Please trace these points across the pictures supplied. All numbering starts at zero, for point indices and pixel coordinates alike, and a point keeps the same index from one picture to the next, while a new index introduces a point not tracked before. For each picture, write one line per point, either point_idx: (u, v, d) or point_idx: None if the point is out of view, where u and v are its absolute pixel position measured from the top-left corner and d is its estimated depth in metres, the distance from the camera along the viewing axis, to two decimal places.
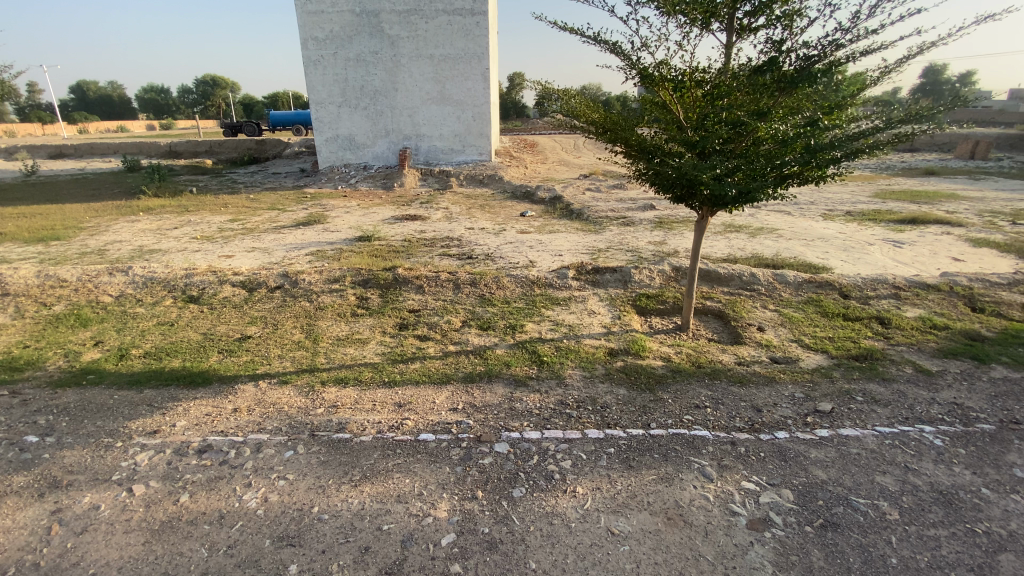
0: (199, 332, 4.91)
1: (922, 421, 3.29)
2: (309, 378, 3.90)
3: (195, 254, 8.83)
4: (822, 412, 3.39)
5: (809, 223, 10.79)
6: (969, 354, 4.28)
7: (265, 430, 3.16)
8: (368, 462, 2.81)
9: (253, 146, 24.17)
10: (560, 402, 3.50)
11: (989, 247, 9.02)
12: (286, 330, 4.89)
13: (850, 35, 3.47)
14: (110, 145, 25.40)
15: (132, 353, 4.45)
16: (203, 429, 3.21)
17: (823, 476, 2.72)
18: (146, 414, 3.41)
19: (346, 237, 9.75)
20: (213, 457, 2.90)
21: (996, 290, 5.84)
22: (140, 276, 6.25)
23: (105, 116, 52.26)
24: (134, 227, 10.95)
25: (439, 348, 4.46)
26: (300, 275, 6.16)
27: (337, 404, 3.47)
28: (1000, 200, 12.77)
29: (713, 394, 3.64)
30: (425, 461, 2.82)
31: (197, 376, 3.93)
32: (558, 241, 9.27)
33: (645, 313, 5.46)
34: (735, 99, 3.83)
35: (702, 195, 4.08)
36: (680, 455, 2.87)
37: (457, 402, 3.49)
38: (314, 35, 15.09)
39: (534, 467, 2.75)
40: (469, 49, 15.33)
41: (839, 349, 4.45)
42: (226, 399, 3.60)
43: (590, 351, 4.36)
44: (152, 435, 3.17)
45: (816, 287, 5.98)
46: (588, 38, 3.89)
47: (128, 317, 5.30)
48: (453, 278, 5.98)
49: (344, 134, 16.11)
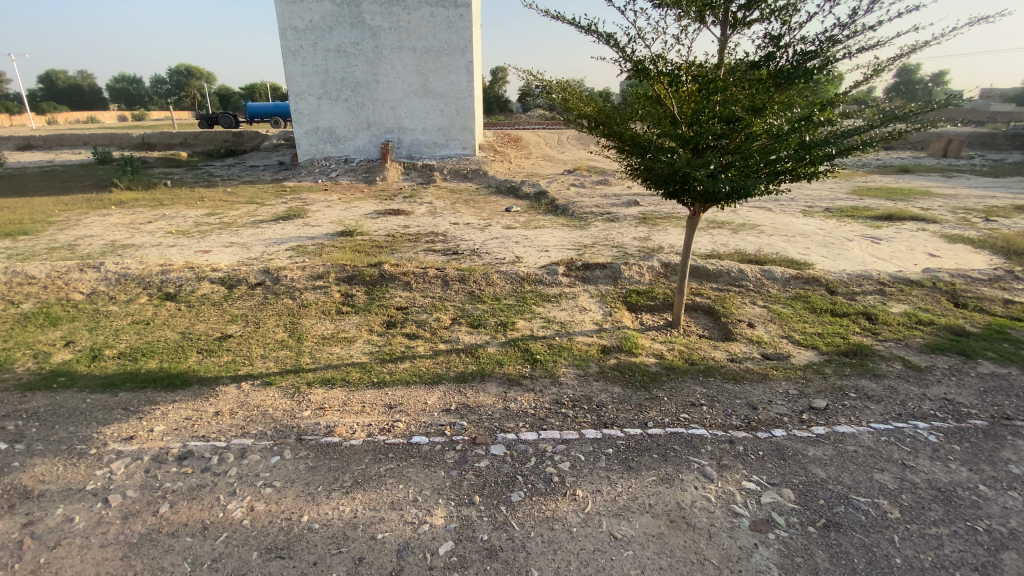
0: (177, 331, 4.71)
1: (916, 417, 3.32)
2: (294, 379, 3.76)
3: (171, 249, 8.54)
4: (817, 408, 3.38)
5: (789, 219, 10.94)
6: (956, 350, 4.35)
7: (250, 435, 3.03)
8: (359, 467, 2.70)
9: (230, 139, 23.54)
10: (555, 401, 3.43)
11: (964, 243, 9.24)
12: (268, 328, 4.72)
13: (848, 31, 3.45)
14: (79, 136, 24.48)
15: (106, 353, 4.25)
16: (183, 435, 3.06)
17: (822, 474, 2.71)
18: (122, 419, 3.24)
19: (327, 232, 9.54)
20: (194, 464, 2.76)
21: (977, 286, 5.96)
22: (113, 272, 5.98)
23: (74, 107, 50.42)
24: (106, 221, 10.53)
25: (428, 347, 4.35)
26: (282, 271, 5.97)
27: (324, 406, 3.35)
28: (972, 197, 13.12)
29: (708, 391, 3.61)
30: (419, 465, 2.72)
31: (176, 378, 3.76)
32: (544, 237, 9.19)
33: (636, 309, 5.42)
34: (729, 94, 3.80)
35: (695, 191, 4.02)
36: (679, 455, 2.82)
37: (450, 402, 3.40)
38: (293, 25, 14.71)
39: (531, 470, 2.68)
40: (452, 41, 15.11)
41: (829, 345, 4.47)
42: (207, 402, 3.44)
43: (583, 349, 4.30)
44: (129, 441, 3.01)
45: (803, 283, 6.01)
46: (582, 29, 3.82)
47: (100, 316, 5.07)
48: (442, 274, 5.86)
49: (325, 126, 15.77)
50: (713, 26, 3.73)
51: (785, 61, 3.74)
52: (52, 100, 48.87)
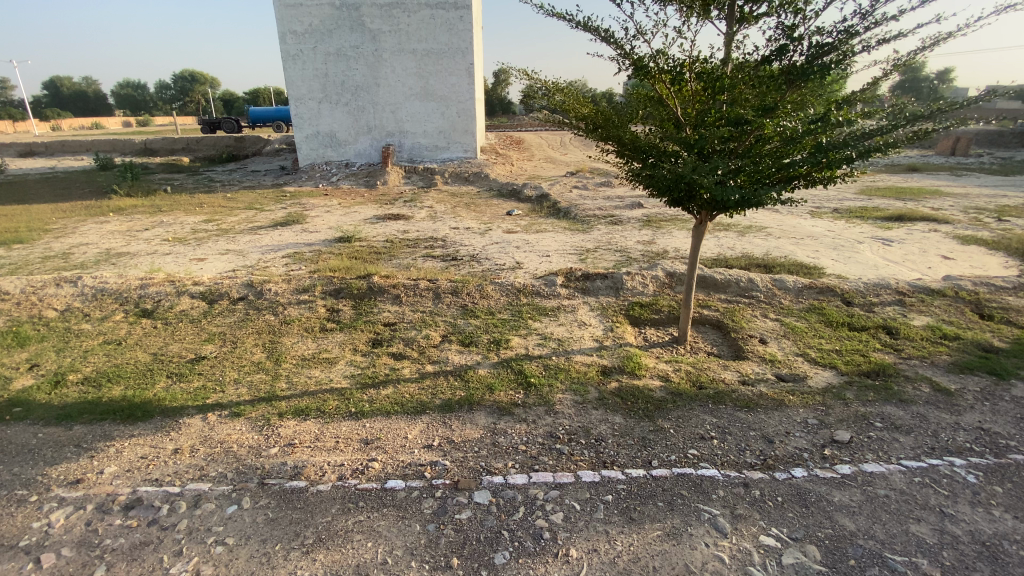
0: (148, 353, 4.42)
1: (950, 452, 2.97)
2: (265, 410, 3.44)
3: (164, 257, 8.29)
4: (840, 442, 3.05)
5: (796, 221, 10.58)
6: (986, 369, 3.98)
7: (208, 478, 2.73)
8: (324, 520, 2.39)
9: (232, 143, 23.38)
10: (549, 435, 3.10)
11: (978, 244, 8.85)
12: (245, 348, 4.42)
13: (868, 22, 3.11)
14: (82, 142, 24.40)
15: (69, 379, 3.95)
16: (135, 478, 2.77)
17: (851, 526, 2.38)
18: (71, 458, 2.96)
19: (324, 238, 9.27)
20: (141, 515, 2.47)
21: (1003, 295, 5.56)
22: (91, 287, 5.70)
23: (80, 113, 50.54)
24: (102, 228, 10.30)
25: (414, 369, 4.03)
26: (266, 284, 5.67)
27: (294, 442, 3.03)
28: (983, 196, 12.70)
29: (719, 422, 3.27)
30: (392, 517, 2.40)
31: (137, 409, 3.46)
32: (545, 241, 8.88)
33: (639, 323, 5.09)
34: (737, 93, 3.48)
35: (702, 199, 3.70)
36: (687, 503, 2.49)
37: (432, 437, 3.07)
38: (292, 29, 14.48)
39: (519, 524, 2.36)
40: (452, 43, 14.84)
41: (849, 365, 4.12)
42: (167, 437, 3.14)
43: (581, 370, 3.98)
44: (74, 485, 2.73)
45: (817, 292, 5.65)
46: (577, 25, 3.52)
47: (71, 335, 4.80)
48: (433, 287, 5.54)
49: (324, 130, 15.52)
50: (718, 20, 3.42)
51: (798, 56, 3.39)
52: (58, 106, 49.16)
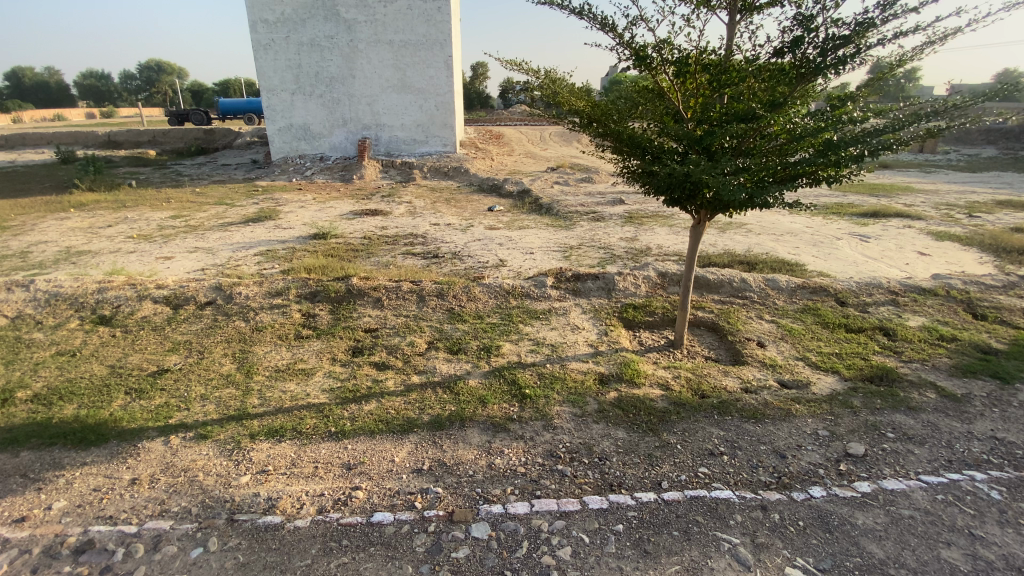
0: (106, 365, 4.03)
1: (969, 466, 2.84)
2: (234, 430, 3.12)
3: (128, 256, 7.76)
4: (855, 456, 2.89)
5: (776, 217, 10.58)
6: (989, 372, 3.91)
7: (170, 515, 2.42)
8: (303, 564, 2.11)
9: (201, 136, 22.46)
10: (549, 455, 2.87)
11: (951, 240, 8.96)
12: (213, 360, 4.07)
13: (887, 14, 2.94)
14: (42, 134, 23.11)
15: (17, 396, 3.55)
16: (86, 515, 2.44)
17: (880, 552, 2.21)
18: (14, 491, 2.61)
19: (300, 235, 8.86)
20: (92, 561, 2.15)
21: (992, 294, 5.54)
22: (42, 290, 5.21)
23: (41, 104, 48.18)
24: (62, 225, 9.66)
25: (399, 380, 3.74)
26: (236, 287, 5.28)
27: (267, 469, 2.74)
28: (953, 193, 12.94)
29: (727, 435, 3.09)
30: (381, 558, 2.14)
31: (91, 431, 3.10)
32: (528, 238, 8.65)
33: (633, 326, 4.90)
34: (745, 87, 3.28)
35: (703, 198, 3.48)
36: (704, 532, 2.29)
37: (422, 460, 2.81)
38: (263, 18, 13.89)
39: (524, 562, 2.12)
40: (430, 34, 14.43)
41: (851, 368, 3.99)
42: (123, 466, 2.80)
43: (577, 379, 3.75)
44: (16, 525, 2.39)
45: (810, 292, 5.53)
46: (573, 11, 3.27)
47: (20, 347, 4.36)
48: (416, 289, 5.22)
49: (298, 122, 14.93)
50: (723, 10, 3.22)
51: (812, 49, 3.23)
52: (15, 96, 46.85)
